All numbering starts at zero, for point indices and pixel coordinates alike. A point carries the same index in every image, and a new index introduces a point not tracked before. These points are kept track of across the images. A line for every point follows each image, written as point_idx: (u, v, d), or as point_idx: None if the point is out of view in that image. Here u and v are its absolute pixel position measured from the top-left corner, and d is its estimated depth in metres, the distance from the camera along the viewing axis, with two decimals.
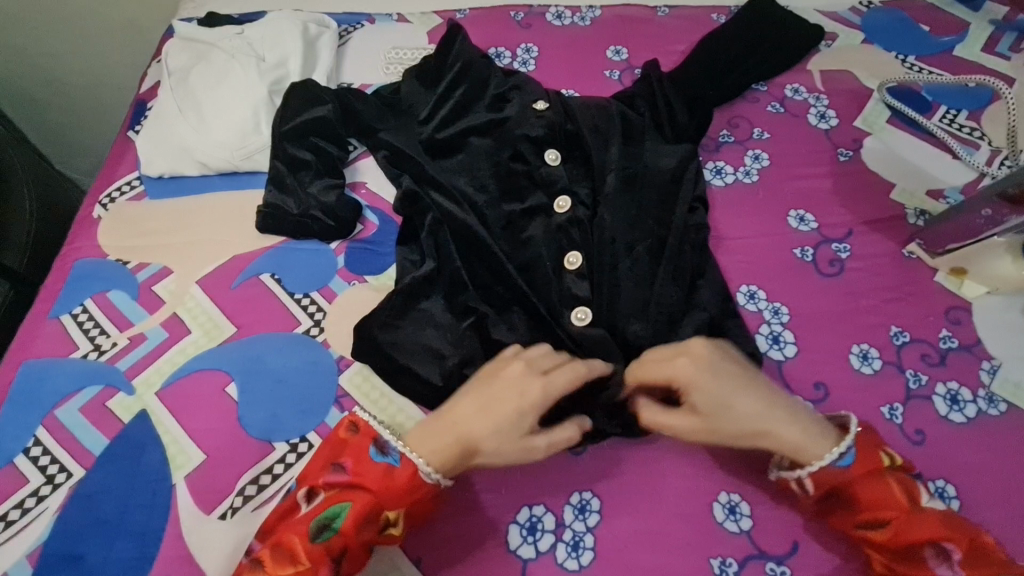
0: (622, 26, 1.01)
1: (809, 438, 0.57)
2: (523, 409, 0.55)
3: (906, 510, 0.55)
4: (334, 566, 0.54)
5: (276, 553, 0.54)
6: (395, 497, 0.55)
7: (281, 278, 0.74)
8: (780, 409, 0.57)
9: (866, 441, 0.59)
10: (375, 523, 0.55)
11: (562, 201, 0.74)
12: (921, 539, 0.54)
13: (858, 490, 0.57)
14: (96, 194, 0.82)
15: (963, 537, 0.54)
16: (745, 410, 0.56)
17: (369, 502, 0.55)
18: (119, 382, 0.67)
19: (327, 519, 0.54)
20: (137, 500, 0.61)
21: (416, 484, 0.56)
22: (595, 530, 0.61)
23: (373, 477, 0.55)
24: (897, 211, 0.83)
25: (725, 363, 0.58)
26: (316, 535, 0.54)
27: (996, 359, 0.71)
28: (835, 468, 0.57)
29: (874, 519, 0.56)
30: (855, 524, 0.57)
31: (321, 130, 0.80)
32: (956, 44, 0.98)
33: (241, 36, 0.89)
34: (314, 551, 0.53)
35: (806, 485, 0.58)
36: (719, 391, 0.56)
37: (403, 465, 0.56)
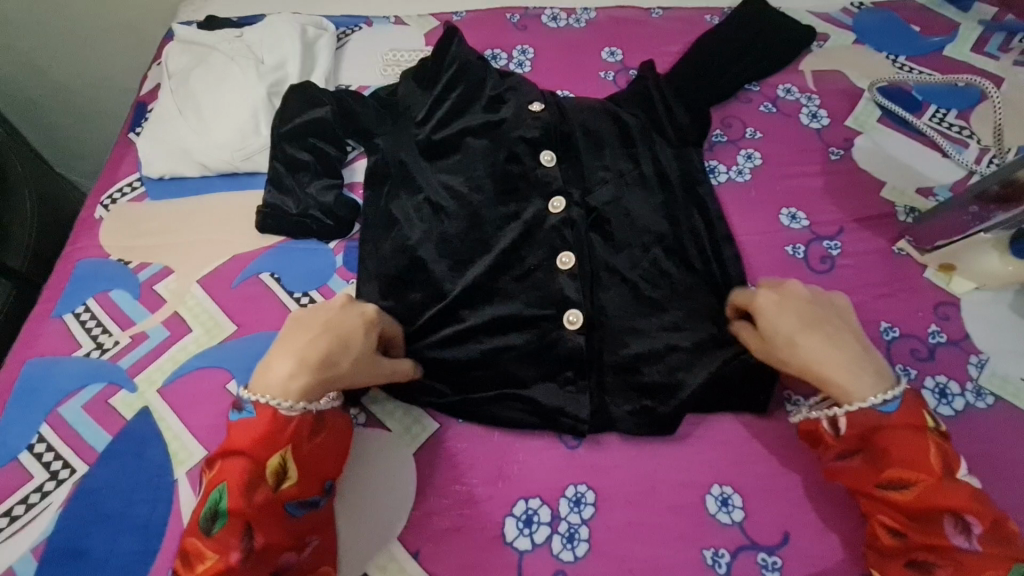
0: (617, 29, 1.02)
1: (864, 382, 0.58)
2: (367, 324, 0.61)
3: (936, 476, 0.54)
4: (244, 544, 0.52)
5: (186, 559, 0.52)
6: (266, 447, 0.54)
7: (280, 277, 0.76)
8: (846, 352, 0.59)
9: (912, 400, 0.58)
10: (263, 481, 0.53)
11: (557, 201, 0.75)
12: (943, 507, 0.53)
13: (890, 447, 0.56)
14: (98, 195, 0.83)
15: (982, 509, 0.52)
16: (806, 343, 0.60)
17: (246, 466, 0.53)
18: (122, 380, 0.68)
19: (214, 505, 0.52)
20: (140, 495, 0.62)
21: (280, 428, 0.55)
22: (590, 522, 0.62)
23: (239, 438, 0.54)
24: (887, 209, 0.84)
25: (801, 299, 0.63)
26: (212, 527, 0.52)
27: (984, 353, 0.73)
28: (876, 412, 0.57)
29: (899, 479, 0.55)
30: (878, 483, 0.56)
31: (319, 132, 0.81)
32: (946, 45, 0.99)
33: (240, 39, 0.91)
34: (216, 539, 0.51)
35: (839, 424, 0.59)
36: (781, 318, 0.61)
37: (258, 417, 0.55)
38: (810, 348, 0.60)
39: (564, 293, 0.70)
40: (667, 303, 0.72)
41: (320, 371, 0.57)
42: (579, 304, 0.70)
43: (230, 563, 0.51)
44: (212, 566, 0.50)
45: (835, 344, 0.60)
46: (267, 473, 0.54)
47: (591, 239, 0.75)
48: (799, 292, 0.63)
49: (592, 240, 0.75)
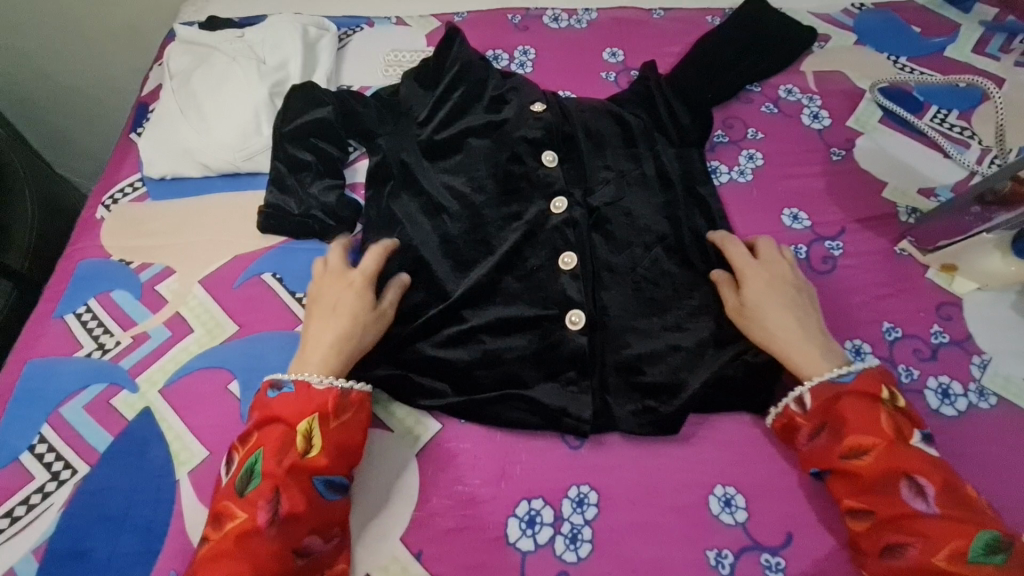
0: (618, 29, 1.02)
1: (818, 361, 0.63)
2: (359, 292, 0.66)
3: (888, 440, 0.57)
4: (269, 507, 0.54)
5: (219, 522, 0.55)
6: (298, 415, 0.58)
7: (282, 277, 0.75)
8: (808, 332, 0.65)
9: (871, 372, 0.61)
10: (293, 448, 0.57)
11: (559, 202, 0.76)
12: (899, 469, 0.55)
13: (846, 415, 0.59)
14: (100, 195, 0.83)
15: (933, 469, 0.55)
16: (778, 314, 0.65)
17: (281, 432, 0.57)
18: (123, 380, 0.68)
19: (250, 469, 0.56)
20: (141, 496, 0.61)
21: (312, 399, 0.59)
22: (593, 523, 0.61)
23: (277, 408, 0.58)
24: (889, 209, 0.84)
25: (784, 280, 0.69)
26: (244, 488, 0.56)
27: (986, 353, 0.73)
28: (834, 383, 0.61)
29: (858, 447, 0.57)
30: (840, 455, 0.58)
31: (321, 132, 0.81)
32: (947, 45, 1.00)
33: (242, 40, 0.91)
34: (245, 499, 0.55)
35: (804, 402, 0.62)
36: (765, 292, 0.67)
37: (295, 391, 0.59)
38: (780, 320, 0.65)
39: (566, 292, 0.70)
40: (668, 303, 0.72)
41: (340, 347, 0.62)
42: (581, 304, 0.70)
43: (256, 523, 0.54)
44: (240, 525, 0.54)
45: (803, 324, 0.65)
46: (297, 442, 0.57)
47: (593, 239, 0.75)
48: (783, 274, 0.69)
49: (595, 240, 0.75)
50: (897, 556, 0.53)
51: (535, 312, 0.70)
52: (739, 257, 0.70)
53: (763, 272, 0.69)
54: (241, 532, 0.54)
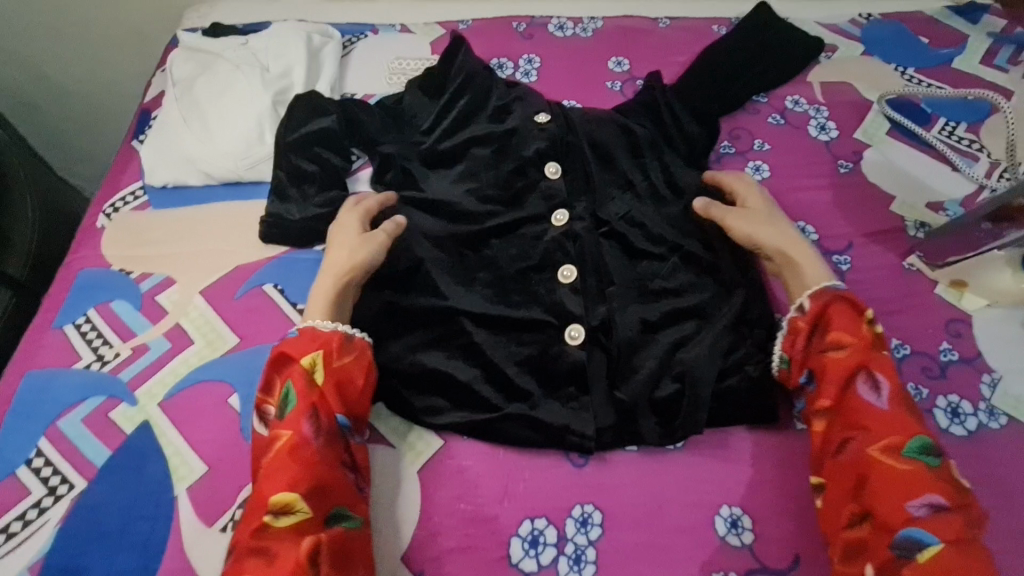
0: (624, 38, 1.01)
1: (815, 272, 0.67)
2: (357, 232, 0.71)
3: (864, 338, 0.61)
4: (311, 423, 0.57)
5: (265, 450, 0.57)
6: (311, 349, 0.61)
7: (284, 289, 0.75)
8: (804, 247, 0.70)
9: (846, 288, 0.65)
10: (314, 374, 0.60)
11: (560, 214, 0.75)
12: (864, 365, 0.59)
13: (834, 315, 0.62)
14: (101, 204, 0.82)
15: (895, 373, 0.59)
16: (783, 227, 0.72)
17: (297, 366, 0.60)
18: (122, 393, 0.67)
19: (283, 400, 0.58)
20: (139, 512, 0.60)
21: (320, 335, 0.62)
22: (597, 543, 0.61)
23: (287, 348, 0.61)
24: (897, 223, 0.83)
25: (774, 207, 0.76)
26: (283, 412, 0.58)
27: (996, 371, 0.72)
28: (831, 290, 0.65)
29: (838, 342, 0.61)
30: (822, 349, 0.62)
31: (324, 141, 0.80)
32: (955, 57, 0.99)
33: (246, 46, 0.90)
34: (285, 421, 0.57)
35: (805, 304, 0.64)
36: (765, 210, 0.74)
37: (301, 333, 0.62)
38: (780, 235, 0.71)
39: (566, 305, 0.70)
40: (670, 315, 0.71)
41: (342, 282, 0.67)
42: (581, 318, 0.69)
43: (300, 437, 0.56)
44: (288, 443, 0.56)
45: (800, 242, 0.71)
46: (314, 369, 0.60)
47: (597, 249, 0.74)
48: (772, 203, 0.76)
49: (598, 249, 0.74)
50: (842, 451, 0.58)
51: (532, 323, 0.70)
52: (737, 185, 0.77)
53: (759, 199, 0.76)
54: (289, 449, 0.56)
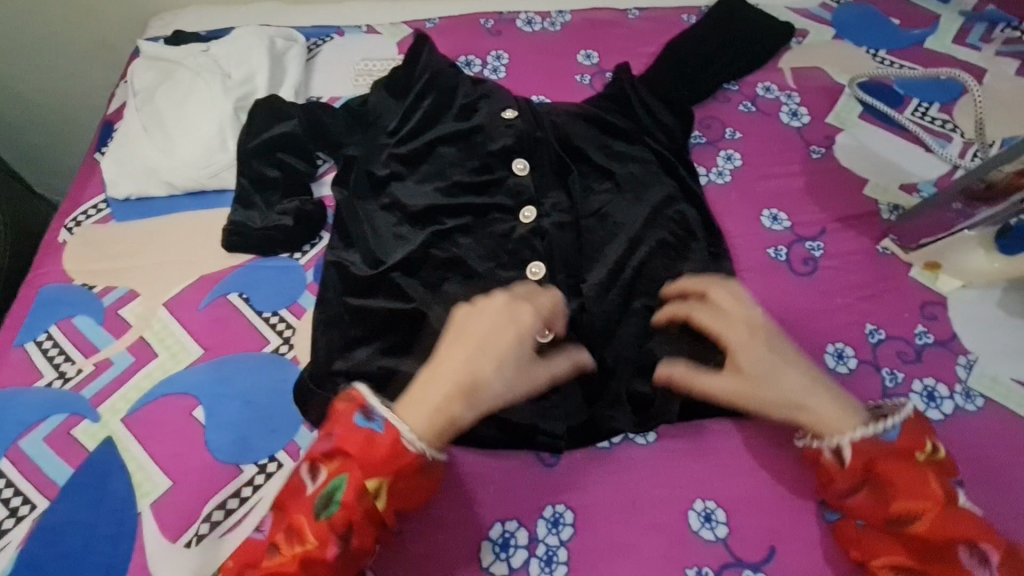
0: (593, 31, 1.00)
1: (845, 414, 0.58)
2: (520, 335, 0.60)
3: (941, 504, 0.53)
4: (340, 543, 0.52)
5: (287, 532, 0.53)
6: (380, 466, 0.53)
7: (249, 297, 0.74)
8: (819, 383, 0.60)
9: (915, 422, 0.58)
10: (369, 493, 0.53)
11: (528, 211, 0.74)
12: (955, 538, 0.52)
13: (892, 479, 0.55)
14: (62, 218, 0.81)
15: (992, 534, 0.52)
16: (789, 382, 0.60)
17: (360, 472, 0.53)
18: (85, 410, 0.66)
19: (329, 493, 0.53)
20: (102, 530, 0.60)
21: (400, 454, 0.54)
22: (569, 543, 0.60)
23: (361, 448, 0.54)
24: (870, 207, 0.82)
25: (760, 321, 0.64)
26: (323, 510, 0.53)
27: (972, 353, 0.71)
28: (877, 440, 0.57)
29: (907, 512, 0.54)
30: (888, 519, 0.54)
31: (287, 146, 0.80)
32: (927, 37, 0.98)
33: (207, 54, 0.89)
34: (320, 524, 0.52)
35: (843, 454, 0.57)
36: (761, 357, 0.61)
37: (385, 431, 0.54)
38: (786, 376, 0.60)
39: None
40: (641, 311, 0.70)
41: (455, 389, 0.57)
42: (550, 315, 0.69)
43: (323, 554, 0.52)
44: (311, 551, 0.52)
45: (813, 376, 0.61)
46: (371, 489, 0.53)
47: (567, 245, 0.73)
48: (752, 318, 0.64)
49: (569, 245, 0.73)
50: None
51: None
52: (708, 322, 0.65)
53: (738, 325, 0.64)
54: (309, 558, 0.52)
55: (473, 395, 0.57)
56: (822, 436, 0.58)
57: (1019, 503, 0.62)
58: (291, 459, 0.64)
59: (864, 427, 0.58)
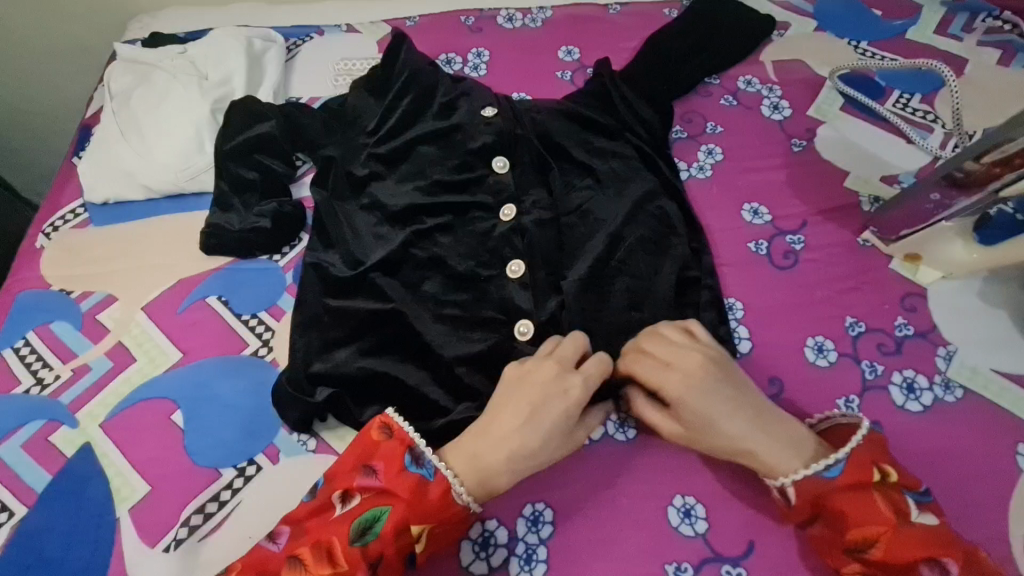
0: (574, 27, 1.00)
1: (790, 455, 0.56)
2: (568, 407, 0.57)
3: (893, 526, 0.52)
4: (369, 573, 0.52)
5: (316, 550, 0.52)
6: (425, 511, 0.54)
7: (227, 300, 0.73)
8: (766, 424, 0.57)
9: (864, 451, 0.56)
10: (408, 533, 0.54)
11: (508, 209, 0.74)
12: (911, 559, 0.51)
13: (841, 508, 0.54)
14: (40, 223, 0.81)
15: (948, 545, 0.51)
16: (729, 429, 0.57)
17: (404, 510, 0.54)
18: (62, 416, 0.66)
19: (367, 522, 0.53)
20: (80, 537, 0.59)
21: (447, 504, 0.55)
22: (549, 541, 0.60)
23: (407, 489, 0.54)
24: (851, 199, 0.82)
25: (706, 366, 0.58)
26: (359, 538, 0.53)
27: (952, 344, 0.71)
28: (820, 479, 0.55)
29: (863, 539, 0.53)
30: (846, 547, 0.54)
31: (265, 148, 0.79)
32: (908, 28, 0.97)
33: (184, 55, 0.88)
34: (353, 552, 0.52)
35: (789, 494, 0.56)
36: (705, 405, 0.57)
37: (437, 479, 0.55)
38: (733, 428, 0.57)
39: (515, 302, 0.69)
40: (622, 306, 0.70)
41: (508, 454, 0.56)
42: (530, 312, 0.68)
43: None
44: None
45: (757, 419, 0.57)
46: (411, 530, 0.54)
47: (548, 242, 0.73)
48: (695, 366, 0.58)
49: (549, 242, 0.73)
50: None
51: (482, 323, 0.68)
52: (650, 375, 0.59)
53: (677, 373, 0.58)
54: None
55: (519, 464, 0.56)
56: (767, 477, 0.57)
57: (997, 493, 0.63)
58: (270, 462, 0.64)
59: (805, 466, 0.56)
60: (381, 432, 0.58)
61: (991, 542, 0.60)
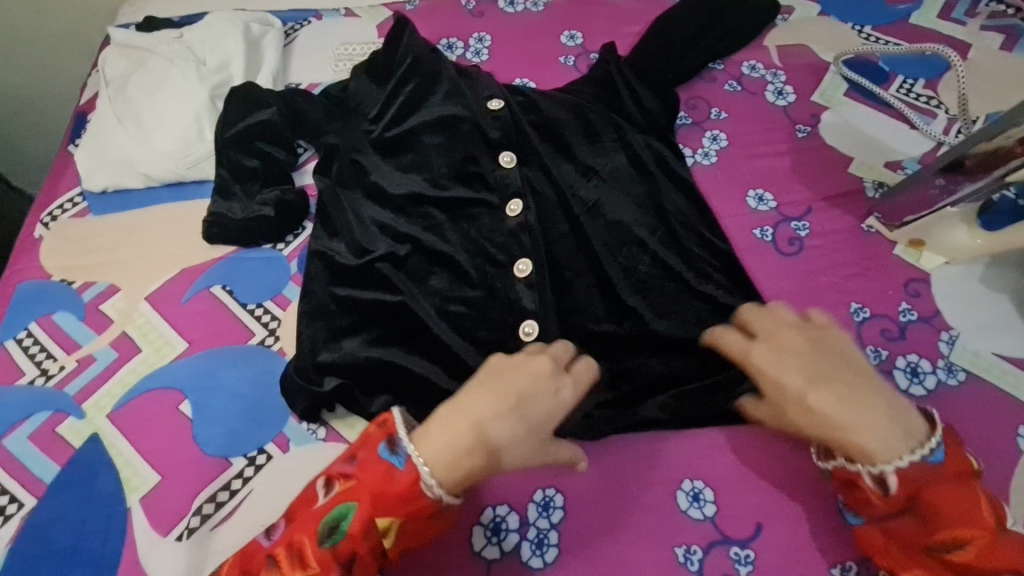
0: (577, 11, 0.98)
1: (896, 435, 0.53)
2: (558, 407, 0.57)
3: (992, 533, 0.51)
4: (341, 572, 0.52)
5: (289, 553, 0.52)
6: (395, 505, 0.52)
7: (232, 290, 0.73)
8: (863, 393, 0.55)
9: (957, 444, 0.54)
10: (376, 530, 0.52)
11: (515, 204, 0.73)
12: (1001, 566, 0.50)
13: (942, 507, 0.52)
14: (38, 212, 0.79)
15: None
16: (814, 404, 0.55)
17: (370, 505, 0.52)
18: (69, 407, 0.65)
19: (334, 522, 0.52)
20: (91, 527, 0.59)
21: (415, 496, 0.52)
22: (559, 526, 0.60)
23: (377, 481, 0.53)
24: (856, 185, 0.82)
25: (801, 338, 0.59)
26: (326, 538, 0.52)
27: (955, 328, 0.72)
28: (924, 465, 0.53)
29: (955, 540, 0.52)
30: (931, 544, 0.53)
31: (265, 135, 0.78)
32: (912, 12, 0.97)
33: (180, 40, 0.86)
34: (322, 552, 0.51)
35: (890, 484, 0.53)
36: (788, 375, 0.57)
37: (406, 468, 0.52)
38: (827, 406, 0.55)
39: (520, 302, 0.69)
40: (635, 302, 0.70)
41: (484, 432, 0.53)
42: (534, 311, 0.68)
43: None
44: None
45: (847, 393, 0.55)
46: (380, 526, 0.52)
47: (552, 245, 0.73)
48: (789, 339, 0.59)
49: (554, 243, 0.73)
50: None
51: (491, 319, 0.69)
52: (734, 346, 0.61)
53: (769, 343, 0.59)
54: None
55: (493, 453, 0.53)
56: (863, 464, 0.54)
57: (998, 473, 0.64)
58: (280, 450, 0.64)
59: (913, 449, 0.53)
60: (376, 424, 0.56)
61: None
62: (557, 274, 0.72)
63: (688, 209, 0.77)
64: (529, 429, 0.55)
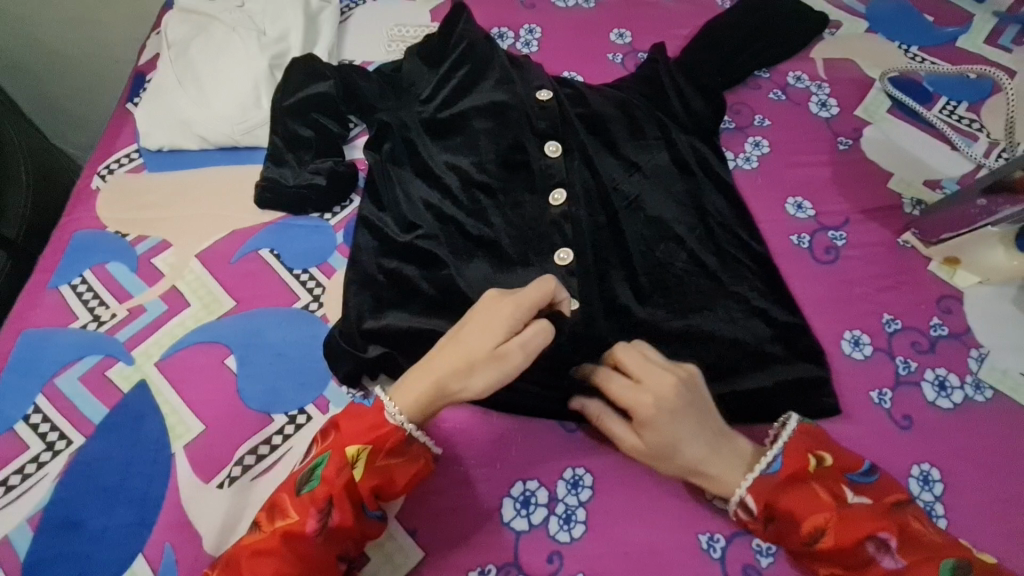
0: (627, 10, 1.00)
1: (736, 462, 0.59)
2: (497, 333, 0.56)
3: (836, 512, 0.55)
4: (318, 516, 0.53)
5: (270, 510, 0.55)
6: (358, 434, 0.55)
7: (280, 253, 0.75)
8: (722, 436, 0.59)
9: (795, 442, 0.59)
10: (346, 462, 0.55)
11: (559, 193, 0.73)
12: (858, 539, 0.54)
13: (789, 508, 0.56)
14: (96, 165, 0.82)
15: (884, 520, 0.54)
16: (691, 453, 0.57)
17: (339, 443, 0.55)
18: (119, 352, 0.68)
19: (310, 469, 0.55)
20: (136, 468, 0.62)
21: (380, 425, 0.56)
22: (587, 504, 0.62)
23: (344, 417, 0.57)
24: (894, 201, 0.83)
25: (677, 387, 0.57)
26: (303, 487, 0.54)
27: (984, 347, 0.73)
28: (766, 476, 0.58)
29: (814, 531, 0.55)
30: (804, 542, 0.56)
31: (321, 106, 0.80)
32: (959, 36, 0.97)
33: (242, 9, 0.88)
34: (299, 501, 0.54)
35: (749, 504, 0.57)
36: (669, 430, 0.57)
37: (374, 405, 0.57)
38: (696, 452, 0.58)
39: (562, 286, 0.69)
40: (670, 301, 0.72)
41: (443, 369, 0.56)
42: (577, 298, 0.69)
43: (303, 528, 0.53)
44: (291, 526, 0.53)
45: (713, 438, 0.58)
46: (349, 457, 0.55)
47: (595, 234, 0.73)
48: (667, 388, 0.57)
49: (595, 234, 0.74)
50: None
51: None
52: (623, 394, 0.58)
53: (652, 395, 0.57)
54: (290, 531, 0.53)
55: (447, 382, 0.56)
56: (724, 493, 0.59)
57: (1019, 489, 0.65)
58: (321, 412, 0.66)
59: (751, 468, 0.59)
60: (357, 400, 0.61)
61: (1003, 536, 0.63)
62: (599, 263, 0.72)
63: (729, 211, 0.78)
64: (472, 354, 0.56)
